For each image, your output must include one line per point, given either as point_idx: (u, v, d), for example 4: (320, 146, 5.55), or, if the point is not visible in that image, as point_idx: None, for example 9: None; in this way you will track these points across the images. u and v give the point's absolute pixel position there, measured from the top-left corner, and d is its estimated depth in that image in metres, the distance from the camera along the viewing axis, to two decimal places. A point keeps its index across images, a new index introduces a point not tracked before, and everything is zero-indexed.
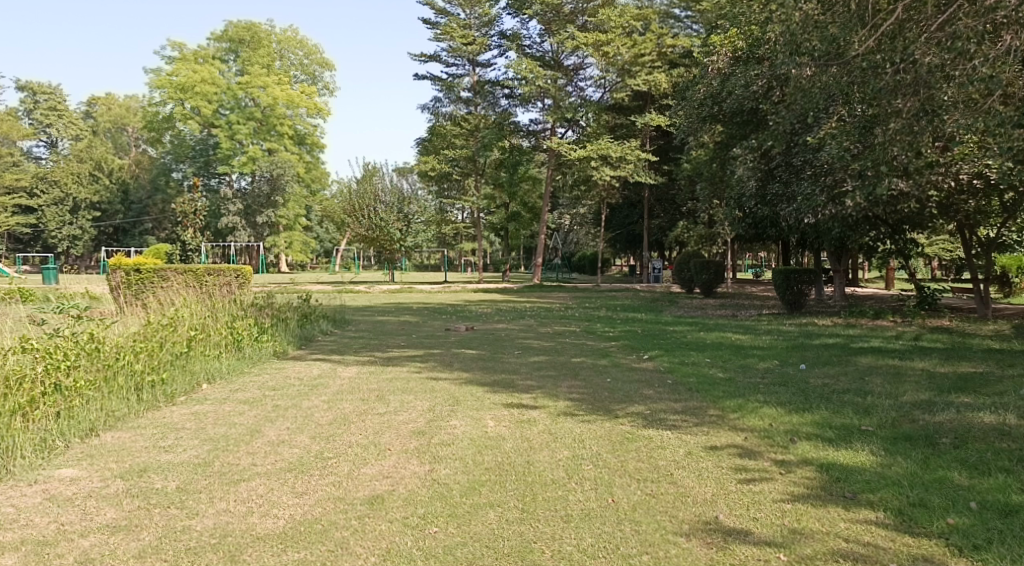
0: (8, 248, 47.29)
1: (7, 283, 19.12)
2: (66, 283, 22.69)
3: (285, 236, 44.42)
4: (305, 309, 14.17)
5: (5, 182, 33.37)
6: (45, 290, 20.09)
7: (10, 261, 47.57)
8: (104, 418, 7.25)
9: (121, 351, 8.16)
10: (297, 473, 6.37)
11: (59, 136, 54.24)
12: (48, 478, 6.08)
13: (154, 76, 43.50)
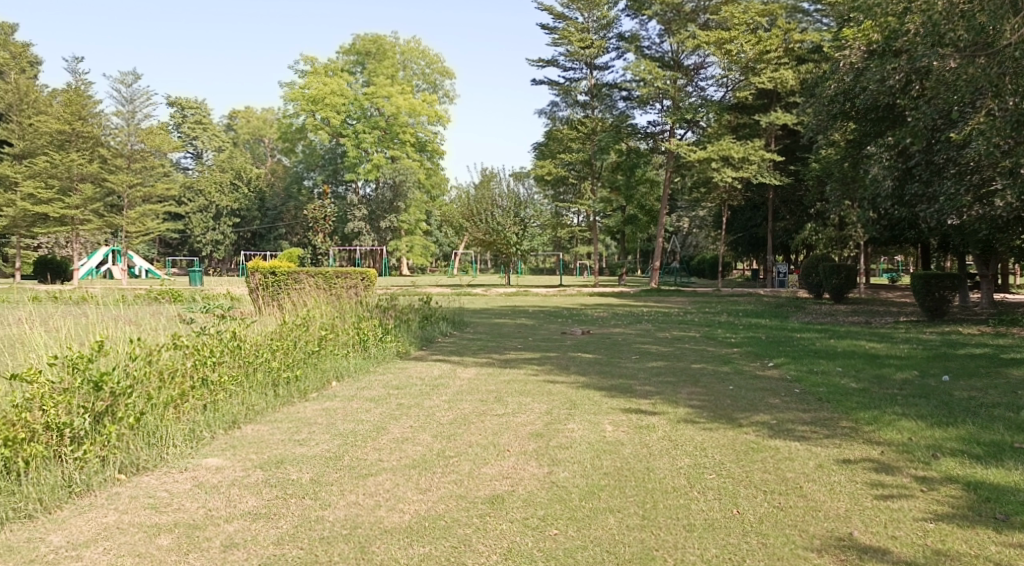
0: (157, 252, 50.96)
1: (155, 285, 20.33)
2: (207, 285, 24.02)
3: (406, 240, 45.42)
4: (426, 311, 14.46)
5: (156, 191, 35.28)
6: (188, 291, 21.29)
7: (160, 264, 51.01)
8: (245, 412, 7.66)
9: (259, 349, 8.58)
10: (421, 470, 6.52)
11: (204, 149, 57.29)
12: (197, 466, 6.44)
13: (288, 90, 45.57)
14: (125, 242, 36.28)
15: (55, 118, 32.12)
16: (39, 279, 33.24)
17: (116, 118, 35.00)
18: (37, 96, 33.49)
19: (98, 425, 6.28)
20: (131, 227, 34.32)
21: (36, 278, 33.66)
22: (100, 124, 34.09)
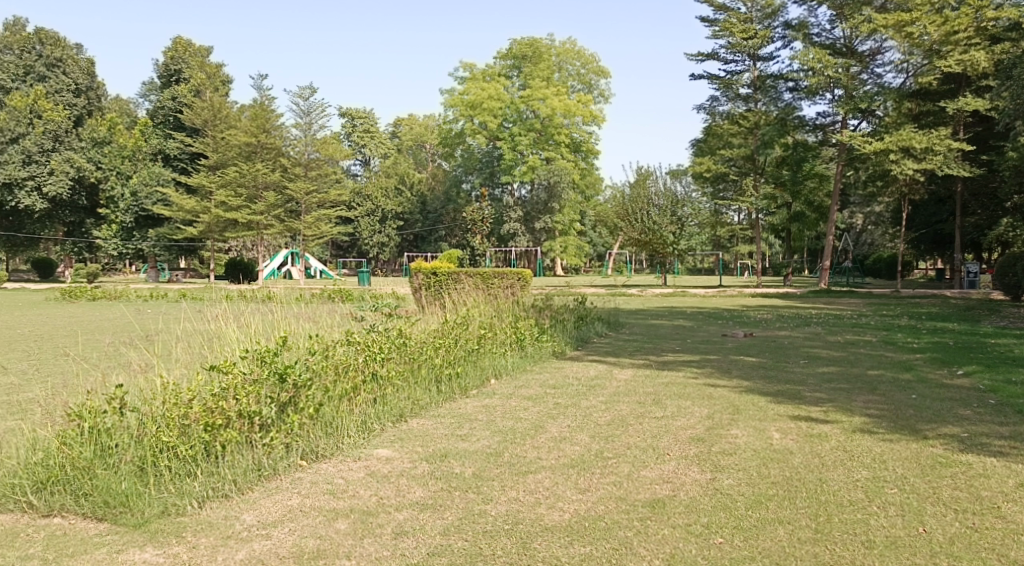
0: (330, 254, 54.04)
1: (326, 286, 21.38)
2: (371, 286, 25.02)
3: (560, 240, 45.14)
4: (581, 311, 14.37)
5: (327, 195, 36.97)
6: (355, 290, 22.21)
7: (333, 266, 54.00)
8: (411, 406, 7.82)
9: (423, 346, 8.74)
10: (579, 470, 6.42)
11: (372, 155, 60.35)
12: (369, 456, 6.62)
13: (447, 97, 46.94)
14: (302, 244, 38.33)
15: (243, 132, 34.43)
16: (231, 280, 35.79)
17: (296, 129, 37.05)
18: (229, 111, 35.72)
19: (283, 414, 6.54)
20: (308, 231, 36.28)
21: (228, 278, 36.35)
22: (282, 135, 36.11)
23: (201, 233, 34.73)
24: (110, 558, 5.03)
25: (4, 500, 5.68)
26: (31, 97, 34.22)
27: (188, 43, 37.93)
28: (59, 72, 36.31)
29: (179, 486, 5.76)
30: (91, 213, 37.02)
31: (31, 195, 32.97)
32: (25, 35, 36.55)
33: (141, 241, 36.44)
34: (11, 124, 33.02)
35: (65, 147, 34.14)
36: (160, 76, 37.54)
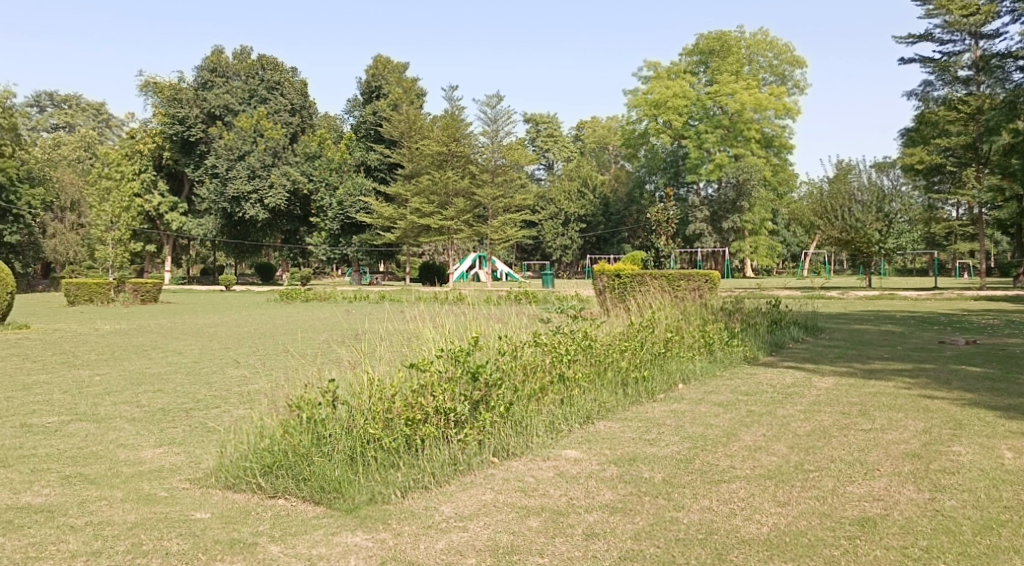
0: (515, 258, 55.61)
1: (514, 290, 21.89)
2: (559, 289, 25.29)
3: (750, 240, 43.91)
4: (775, 314, 13.92)
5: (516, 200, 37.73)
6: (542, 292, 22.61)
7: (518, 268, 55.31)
8: (598, 408, 7.93)
9: (609, 348, 8.82)
10: (777, 481, 6.28)
11: (555, 159, 61.39)
12: (557, 456, 6.79)
13: (631, 97, 47.07)
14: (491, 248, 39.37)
15: (436, 142, 36.11)
16: (424, 283, 37.31)
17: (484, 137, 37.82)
18: (424, 122, 37.32)
19: (475, 412, 6.85)
20: (494, 235, 36.96)
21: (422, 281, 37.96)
22: (470, 144, 37.20)
23: (398, 239, 36.50)
24: (327, 539, 5.46)
25: (237, 481, 6.30)
26: (255, 118, 37.29)
27: (387, 61, 39.70)
28: (279, 95, 39.63)
29: (385, 475, 6.15)
30: (304, 222, 39.96)
31: (255, 207, 36.16)
32: (250, 61, 39.41)
33: (347, 246, 38.63)
34: (240, 143, 36.09)
35: (283, 162, 37.26)
36: (363, 92, 39.88)
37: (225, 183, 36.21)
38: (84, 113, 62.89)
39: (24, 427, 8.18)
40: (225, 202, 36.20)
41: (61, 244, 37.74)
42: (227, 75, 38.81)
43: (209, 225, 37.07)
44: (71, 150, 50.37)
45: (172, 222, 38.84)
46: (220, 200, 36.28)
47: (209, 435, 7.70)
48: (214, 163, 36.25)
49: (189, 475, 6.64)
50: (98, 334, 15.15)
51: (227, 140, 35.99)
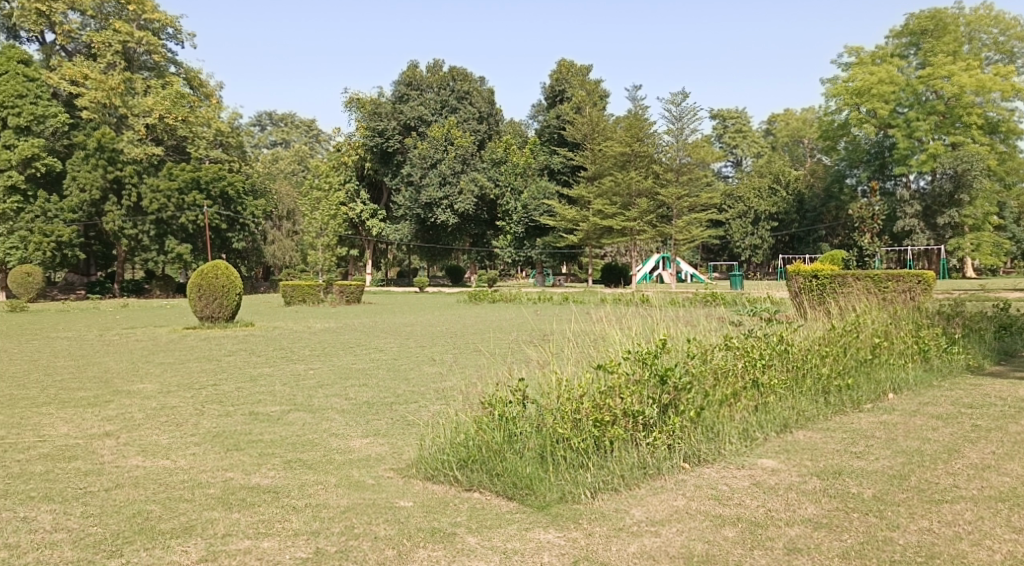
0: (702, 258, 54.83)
1: (710, 291, 21.41)
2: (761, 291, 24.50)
3: (971, 237, 40.17)
4: (1004, 319, 12.78)
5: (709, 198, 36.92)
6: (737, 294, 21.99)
7: (706, 269, 54.37)
8: (795, 416, 7.61)
9: (808, 353, 8.39)
10: (1010, 505, 5.77)
11: (744, 155, 59.94)
12: (753, 465, 6.56)
13: (831, 86, 45.01)
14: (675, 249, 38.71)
15: (619, 142, 35.97)
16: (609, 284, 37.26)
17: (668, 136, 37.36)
18: (607, 124, 37.35)
19: (664, 416, 6.71)
20: (679, 235, 36.08)
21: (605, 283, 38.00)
22: (654, 143, 36.80)
23: (581, 241, 36.81)
24: (520, 534, 5.56)
25: (436, 472, 6.55)
26: (446, 127, 38.60)
27: (571, 64, 39.94)
28: (468, 104, 40.37)
29: (574, 475, 6.19)
30: (491, 226, 41.05)
31: (446, 212, 37.49)
32: (441, 74, 40.44)
33: (531, 248, 39.52)
34: (432, 152, 37.63)
35: (471, 169, 37.92)
36: (548, 96, 40.36)
37: (419, 191, 38.02)
38: (298, 129, 67.50)
39: (252, 415, 8.91)
40: (419, 209, 37.95)
41: (279, 250, 41.10)
42: (421, 88, 40.40)
43: (405, 230, 39.15)
44: (287, 163, 54.34)
45: (372, 228, 40.98)
46: (415, 207, 38.32)
47: (410, 428, 8.04)
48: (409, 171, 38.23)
49: (393, 465, 6.97)
50: (310, 331, 16.20)
51: (420, 150, 37.72)
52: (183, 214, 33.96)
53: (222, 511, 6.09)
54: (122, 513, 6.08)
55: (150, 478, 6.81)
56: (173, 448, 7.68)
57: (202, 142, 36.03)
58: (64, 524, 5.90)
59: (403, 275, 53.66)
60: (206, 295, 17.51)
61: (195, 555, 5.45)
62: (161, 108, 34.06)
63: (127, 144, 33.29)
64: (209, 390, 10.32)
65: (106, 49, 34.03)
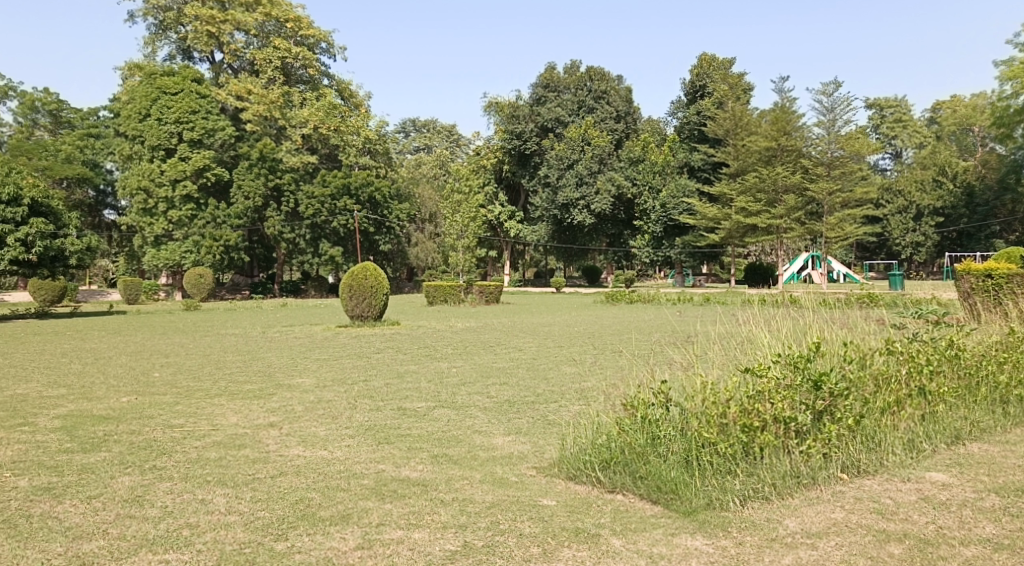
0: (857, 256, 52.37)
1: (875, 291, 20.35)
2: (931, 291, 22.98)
3: None
4: None
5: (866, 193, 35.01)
6: (903, 294, 20.76)
7: (862, 268, 51.90)
8: (970, 428, 7.15)
9: (983, 359, 7.70)
10: None
11: (904, 146, 56.78)
12: (921, 478, 6.17)
13: (1005, 69, 41.62)
14: (827, 247, 37.34)
15: (764, 137, 34.82)
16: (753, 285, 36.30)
17: (819, 128, 36.10)
18: (751, 118, 36.04)
19: (819, 423, 6.30)
20: (830, 233, 34.37)
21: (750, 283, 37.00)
22: (803, 136, 35.45)
23: (723, 239, 35.85)
24: (667, 539, 5.41)
25: (578, 472, 6.48)
26: (584, 127, 38.43)
27: (713, 58, 38.80)
28: (605, 104, 39.99)
29: (722, 481, 5.96)
30: (628, 226, 40.71)
31: (582, 213, 37.45)
32: (578, 74, 40.26)
33: (670, 249, 38.72)
34: (569, 153, 37.79)
35: (608, 169, 37.88)
36: (688, 92, 39.57)
37: (557, 191, 38.16)
38: (440, 135, 68.80)
39: (401, 410, 9.12)
40: (556, 210, 38.15)
41: (422, 251, 41.52)
42: (559, 89, 40.44)
43: (542, 231, 39.81)
44: (429, 168, 55.59)
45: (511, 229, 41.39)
46: (551, 208, 38.52)
47: (551, 428, 7.99)
48: (547, 173, 38.54)
49: (536, 463, 6.95)
50: (453, 330, 16.52)
51: (558, 151, 38.04)
52: (335, 218, 35.51)
53: (376, 501, 6.24)
54: (286, 499, 6.33)
55: (310, 467, 7.07)
56: (330, 439, 7.95)
57: (352, 150, 37.34)
58: (237, 507, 6.18)
59: (540, 275, 53.82)
60: (356, 295, 18.14)
61: (353, 542, 5.58)
62: (315, 119, 35.65)
63: (285, 153, 35.20)
64: (361, 385, 10.65)
65: (268, 65, 35.76)
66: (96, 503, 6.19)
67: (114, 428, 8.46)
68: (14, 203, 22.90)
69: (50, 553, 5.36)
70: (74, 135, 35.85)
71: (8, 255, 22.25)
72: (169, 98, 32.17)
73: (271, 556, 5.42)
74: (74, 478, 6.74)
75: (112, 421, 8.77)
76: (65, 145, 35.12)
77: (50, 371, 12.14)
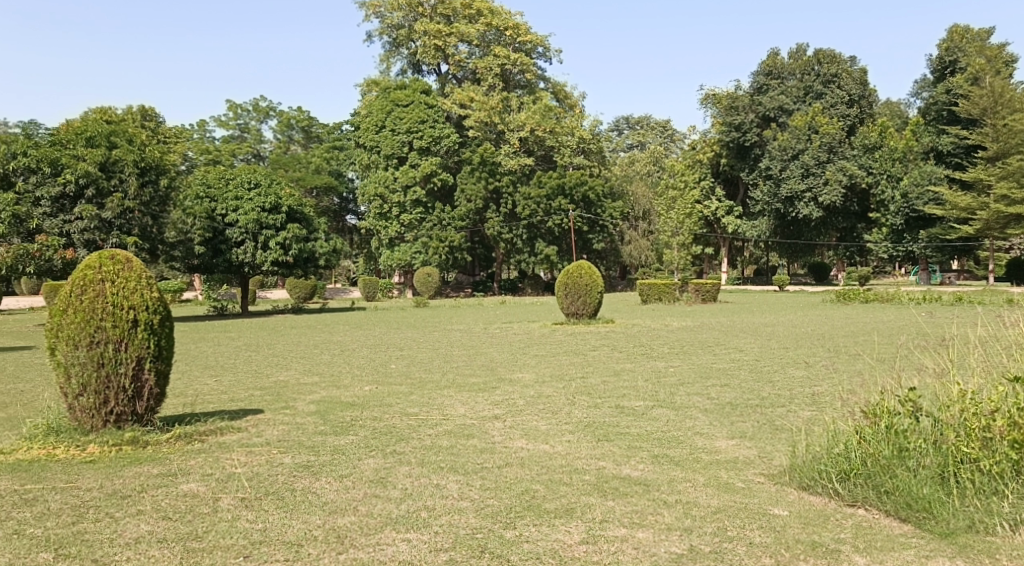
0: None
1: None
2: None
3: None
4: None
5: None
6: None
7: None
8: None
9: None
10: None
11: None
12: None
13: None
14: None
15: None
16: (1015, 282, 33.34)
17: None
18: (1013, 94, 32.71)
19: None
20: None
21: (1011, 281, 34.04)
22: None
23: (978, 232, 32.40)
24: (920, 562, 5.07)
25: (813, 483, 6.21)
26: (811, 114, 36.77)
27: (966, 29, 35.91)
28: (836, 88, 38.03)
29: (987, 502, 5.50)
30: (862, 219, 38.57)
31: (809, 206, 35.77)
32: (805, 58, 38.61)
33: (912, 243, 36.30)
34: (794, 143, 36.15)
35: (839, 157, 35.84)
36: (935, 69, 36.78)
37: (779, 184, 36.61)
38: (653, 131, 68.24)
39: (619, 408, 9.14)
40: (779, 203, 36.68)
41: (636, 250, 41.06)
42: (783, 76, 39.12)
43: (763, 226, 37.86)
44: (644, 165, 55.26)
45: (728, 225, 40.28)
46: (774, 201, 36.97)
47: (779, 434, 7.72)
48: (769, 164, 36.96)
49: (764, 470, 6.73)
50: (669, 329, 16.37)
51: (781, 141, 36.45)
52: (550, 218, 35.97)
53: (599, 498, 6.31)
54: (513, 490, 6.54)
55: (534, 460, 7.26)
56: (551, 434, 8.12)
57: (567, 150, 37.73)
58: (468, 494, 6.46)
59: (761, 272, 51.88)
60: (572, 293, 18.36)
61: (577, 536, 5.68)
62: (532, 122, 36.40)
63: (505, 157, 36.33)
64: (579, 382, 10.79)
65: (489, 72, 37.12)
66: (347, 482, 6.70)
67: (360, 414, 9.11)
68: (274, 210, 25.19)
69: (310, 524, 5.85)
70: (322, 148, 38.79)
71: (269, 258, 24.57)
72: (402, 110, 34.58)
73: (501, 543, 5.60)
74: (328, 458, 7.33)
75: (357, 408, 9.45)
76: (315, 157, 38.27)
77: (303, 360, 13.25)
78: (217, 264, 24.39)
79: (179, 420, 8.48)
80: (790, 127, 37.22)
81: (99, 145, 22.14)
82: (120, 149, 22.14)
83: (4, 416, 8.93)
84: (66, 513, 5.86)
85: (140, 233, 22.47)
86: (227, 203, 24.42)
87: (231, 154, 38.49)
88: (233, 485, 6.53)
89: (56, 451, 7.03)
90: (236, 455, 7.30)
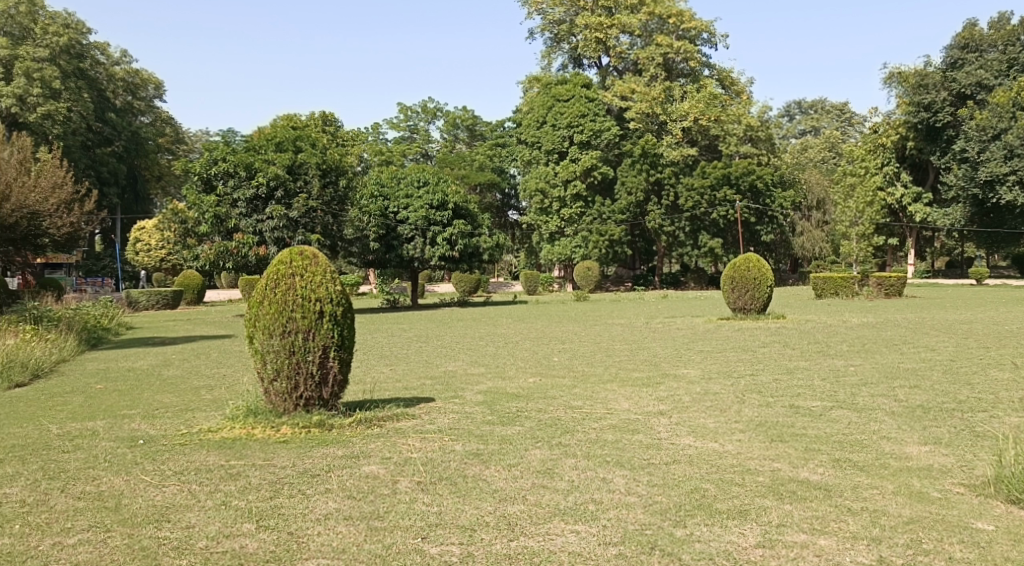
0: None
1: None
2: None
3: None
4: None
5: None
6: None
7: None
8: None
9: None
10: None
11: None
12: None
13: None
14: None
15: None
16: None
17: None
18: None
19: None
20: None
21: None
22: None
23: None
24: None
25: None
26: (1015, 89, 32.67)
27: None
28: None
29: None
30: None
31: (1014, 190, 31.98)
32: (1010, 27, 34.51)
33: None
34: (993, 121, 32.41)
35: None
36: None
37: (977, 166, 33.30)
38: (829, 114, 65.26)
39: (794, 408, 8.73)
40: (977, 188, 33.43)
41: (809, 241, 41.13)
42: (980, 48, 35.22)
43: (957, 214, 35.11)
44: (818, 151, 52.85)
45: (916, 213, 37.79)
46: (971, 186, 33.73)
47: (981, 441, 7.15)
48: (964, 147, 33.72)
49: (964, 480, 6.25)
50: (848, 325, 15.52)
51: (979, 120, 32.91)
52: (715, 210, 35.20)
53: (775, 501, 6.04)
54: (682, 488, 6.36)
55: (703, 458, 7.05)
56: (721, 432, 7.87)
57: (733, 139, 36.72)
58: (635, 489, 6.35)
59: (953, 264, 48.57)
60: (739, 287, 17.80)
61: (753, 540, 5.46)
62: (696, 111, 35.50)
63: (666, 148, 35.64)
64: (749, 380, 10.42)
65: (651, 63, 36.59)
66: (515, 471, 6.74)
67: (525, 406, 9.16)
68: (442, 207, 25.91)
69: (482, 510, 5.92)
70: (486, 145, 39.49)
71: (437, 253, 25.20)
72: (562, 105, 34.69)
73: (672, 541, 5.46)
74: (496, 447, 7.41)
75: (523, 399, 9.52)
76: (479, 155, 39.05)
77: (469, 352, 13.51)
78: (390, 259, 25.48)
79: (358, 405, 8.85)
80: (990, 105, 33.37)
81: (287, 149, 23.47)
82: (304, 153, 23.44)
83: (209, 397, 9.60)
84: (264, 489, 6.19)
85: (323, 231, 23.55)
86: (399, 201, 25.57)
87: (402, 155, 39.87)
88: (410, 469, 6.72)
89: (254, 432, 7.50)
90: (412, 440, 7.51)
